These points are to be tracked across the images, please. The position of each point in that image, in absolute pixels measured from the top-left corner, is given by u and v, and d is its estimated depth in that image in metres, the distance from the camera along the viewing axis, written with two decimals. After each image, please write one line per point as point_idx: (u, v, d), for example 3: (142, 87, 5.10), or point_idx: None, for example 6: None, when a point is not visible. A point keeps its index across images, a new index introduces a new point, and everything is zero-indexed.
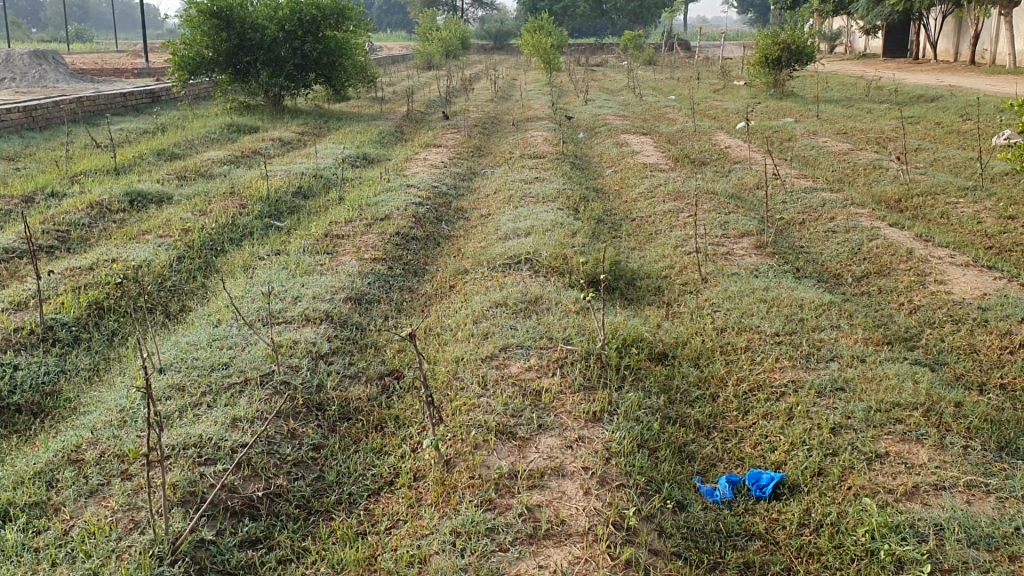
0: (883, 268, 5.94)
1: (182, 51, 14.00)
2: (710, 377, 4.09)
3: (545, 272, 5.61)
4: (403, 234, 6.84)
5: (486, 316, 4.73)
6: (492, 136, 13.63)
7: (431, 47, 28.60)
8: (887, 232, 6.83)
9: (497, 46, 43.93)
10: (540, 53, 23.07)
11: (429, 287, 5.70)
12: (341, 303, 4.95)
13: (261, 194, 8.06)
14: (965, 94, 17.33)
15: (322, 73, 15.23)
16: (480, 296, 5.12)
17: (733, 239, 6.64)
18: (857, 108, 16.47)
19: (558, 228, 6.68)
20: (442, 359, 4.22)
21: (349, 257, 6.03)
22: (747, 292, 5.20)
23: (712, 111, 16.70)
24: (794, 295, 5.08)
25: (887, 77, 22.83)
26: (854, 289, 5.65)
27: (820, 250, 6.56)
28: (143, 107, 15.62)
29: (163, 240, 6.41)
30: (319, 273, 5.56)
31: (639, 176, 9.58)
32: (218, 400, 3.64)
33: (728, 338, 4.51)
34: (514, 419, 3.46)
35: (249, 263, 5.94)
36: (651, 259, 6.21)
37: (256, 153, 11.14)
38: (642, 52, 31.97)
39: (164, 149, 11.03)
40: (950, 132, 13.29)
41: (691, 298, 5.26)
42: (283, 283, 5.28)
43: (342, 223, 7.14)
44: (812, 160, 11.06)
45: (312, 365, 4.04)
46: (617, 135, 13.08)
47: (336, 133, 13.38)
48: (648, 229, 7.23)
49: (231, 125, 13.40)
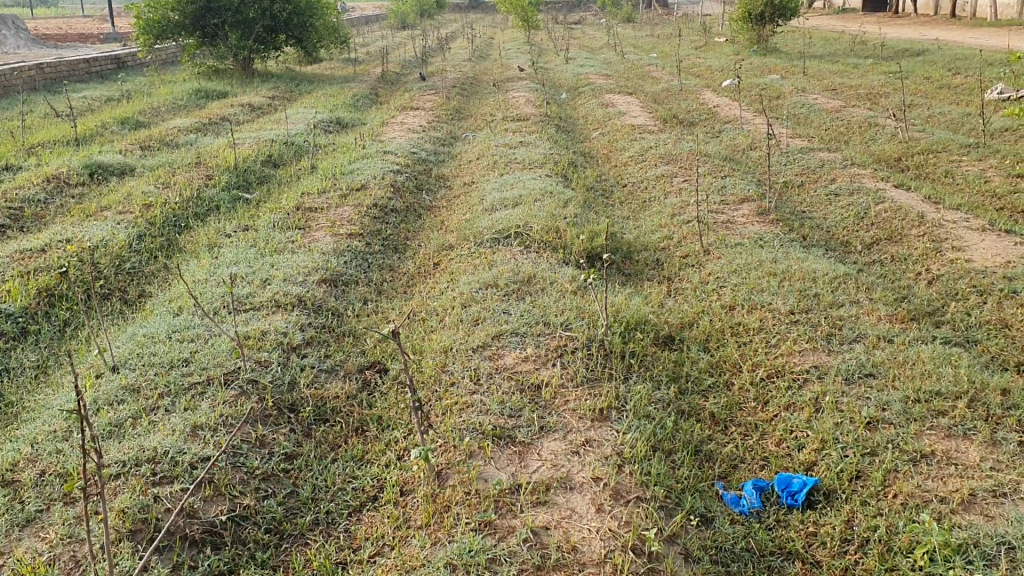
0: (894, 233, 5.57)
1: (146, 13, 13.43)
2: (723, 363, 3.73)
3: (536, 247, 5.21)
4: (381, 206, 6.41)
5: (474, 298, 4.33)
6: (471, 97, 13.13)
7: (405, 7, 27.99)
8: (893, 194, 6.47)
9: (472, 5, 43.09)
10: (517, 10, 22.43)
11: (412, 265, 5.30)
12: (314, 286, 4.53)
13: (230, 164, 7.59)
14: (954, 48, 16.91)
15: (293, 34, 14.64)
16: (468, 276, 4.72)
17: (732, 205, 6.25)
18: (843, 63, 16.07)
19: (547, 197, 6.27)
20: (428, 349, 3.84)
21: (322, 233, 5.60)
22: (753, 264, 4.82)
23: (695, 69, 16.24)
24: (806, 266, 4.71)
25: (871, 32, 22.38)
26: (865, 257, 5.29)
27: (824, 216, 6.19)
28: (107, 73, 14.99)
29: (122, 216, 5.95)
30: (289, 252, 5.12)
31: (627, 138, 9.15)
32: (176, 405, 3.24)
33: (738, 317, 4.14)
34: (512, 420, 3.08)
35: (215, 240, 5.50)
36: (646, 230, 5.82)
37: (224, 120, 10.63)
38: (621, 10, 31.34)
39: (129, 118, 10.50)
40: (942, 86, 12.92)
41: (694, 273, 4.88)
42: (251, 264, 4.85)
43: (315, 194, 6.69)
44: (803, 118, 10.65)
45: (283, 360, 3.64)
46: (601, 95, 12.64)
47: (309, 97, 12.83)
48: (641, 197, 6.82)
49: (199, 91, 12.83)
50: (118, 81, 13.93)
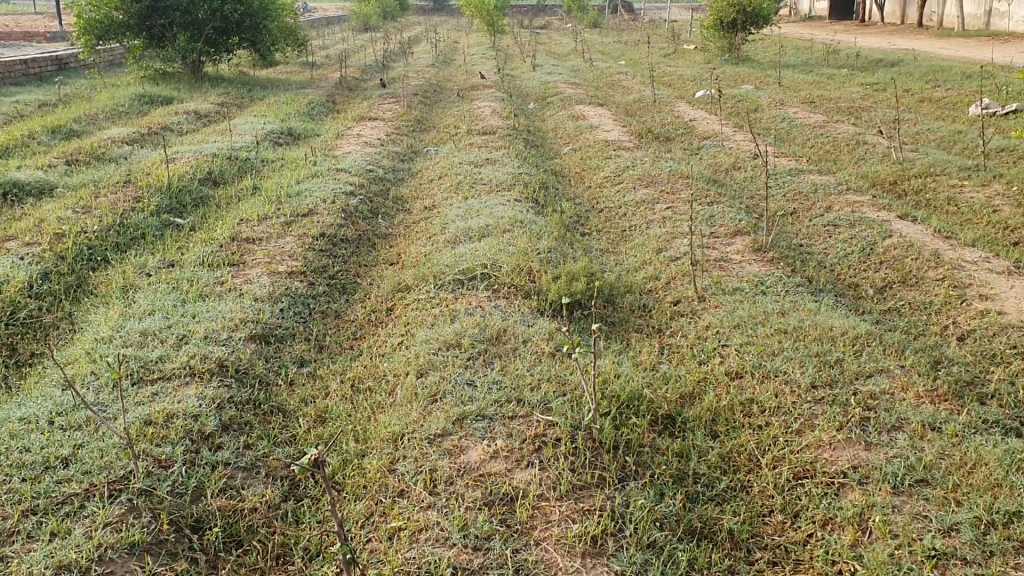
0: (908, 275, 4.94)
1: (87, 12, 12.52)
2: (735, 454, 3.07)
3: (505, 291, 4.50)
4: (329, 236, 5.68)
5: (432, 361, 3.61)
6: (434, 107, 12.43)
7: (368, 9, 27.18)
8: (899, 225, 5.84)
9: (437, 8, 42.43)
10: (482, 14, 21.75)
11: (361, 310, 4.58)
12: (241, 348, 3.79)
13: (163, 184, 6.79)
14: (929, 59, 16.49)
15: (246, 37, 13.82)
16: (426, 330, 4.01)
17: (725, 237, 5.59)
18: (818, 74, 15.57)
19: (516, 228, 5.58)
20: (375, 437, 3.12)
21: (257, 272, 4.86)
22: (758, 315, 4.16)
23: (666, 78, 15.62)
24: (822, 320, 4.05)
25: (842, 41, 21.97)
26: (880, 305, 4.65)
27: (824, 252, 5.55)
28: (46, 75, 14.06)
29: (27, 248, 5.15)
30: (215, 298, 4.37)
31: (601, 155, 8.47)
32: (41, 529, 2.50)
33: (749, 389, 3.47)
34: (478, 559, 2.40)
35: (132, 280, 4.74)
36: (629, 269, 5.15)
37: (165, 129, 9.80)
38: (586, 15, 30.82)
39: (60, 127, 9.64)
40: (924, 100, 12.43)
41: (689, 326, 4.21)
42: (167, 316, 4.10)
43: (255, 220, 5.95)
44: (785, 133, 10.06)
45: (190, 458, 2.93)
46: (571, 106, 12.00)
47: (261, 104, 12.02)
48: (620, 226, 6.14)
49: (142, 96, 11.96)
50: (57, 83, 13.01)
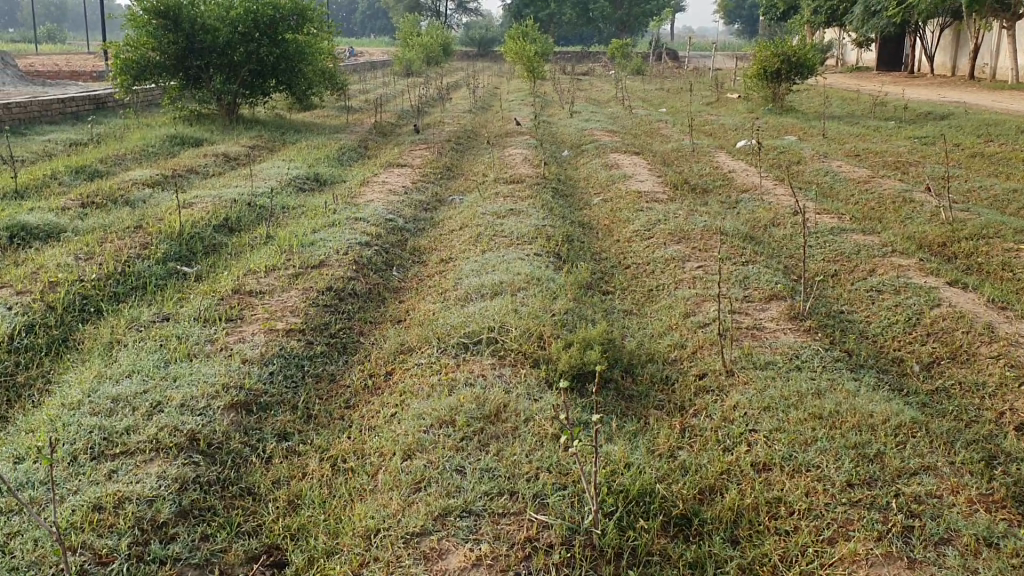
0: (958, 351, 4.51)
1: (124, 53, 12.51)
2: (756, 567, 2.67)
3: (513, 358, 4.15)
4: (337, 290, 5.38)
5: (422, 441, 3.26)
6: (466, 153, 12.22)
7: (411, 54, 27.30)
8: (949, 293, 5.40)
9: (482, 54, 42.71)
10: (522, 60, 21.66)
11: (359, 373, 4.25)
12: (219, 417, 3.47)
13: (174, 229, 6.56)
14: (979, 113, 16.03)
15: (282, 80, 13.75)
16: (422, 402, 3.66)
17: (758, 301, 5.20)
18: (863, 126, 15.17)
19: (533, 287, 5.24)
20: (348, 531, 2.77)
21: (253, 329, 4.56)
22: (790, 396, 3.76)
23: (707, 128, 15.31)
24: (861, 403, 3.64)
25: (890, 92, 21.54)
26: (927, 385, 4.22)
27: (866, 321, 5.14)
28: (84, 115, 14.10)
29: (19, 296, 4.91)
30: (202, 359, 4.08)
31: (632, 208, 8.12)
32: None
33: (776, 486, 3.07)
34: None
35: (121, 336, 4.47)
36: (651, 335, 4.78)
37: (190, 172, 9.65)
38: (629, 62, 30.70)
39: (86, 168, 9.53)
40: (974, 155, 11.97)
41: (713, 405, 3.82)
42: (147, 379, 3.80)
43: (262, 271, 5.68)
44: (827, 188, 9.66)
45: (135, 553, 2.60)
46: (606, 154, 11.71)
47: (292, 148, 11.88)
48: (645, 285, 5.78)
49: (174, 137, 11.89)
50: (92, 123, 13.01)
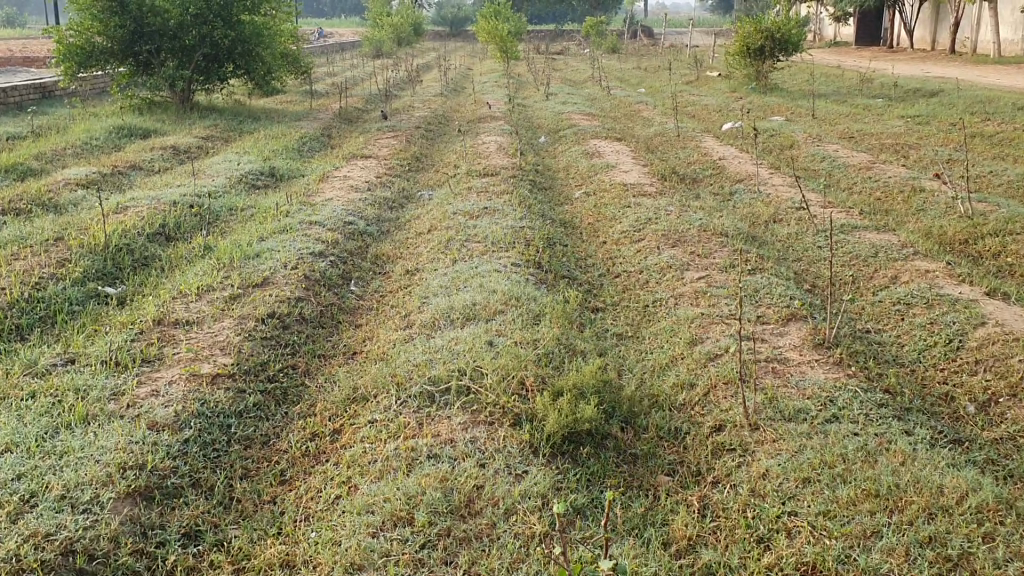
0: (1020, 385, 3.77)
1: (68, 38, 11.52)
2: None
3: (489, 414, 3.38)
4: (280, 317, 4.58)
5: (373, 549, 2.50)
6: (436, 141, 11.40)
7: (380, 33, 26.29)
8: (991, 306, 4.66)
9: (452, 33, 41.68)
10: (494, 39, 20.75)
11: (297, 433, 3.46)
12: (108, 517, 2.67)
13: (99, 241, 5.70)
14: (970, 89, 15.34)
15: (238, 64, 12.80)
16: (374, 483, 2.89)
17: (775, 323, 4.45)
18: (851, 104, 14.44)
19: (510, 311, 4.46)
20: None
21: (173, 375, 3.75)
22: (833, 463, 3.01)
23: (690, 108, 14.57)
24: (926, 473, 2.90)
25: (873, 67, 20.81)
26: (990, 434, 3.48)
27: (900, 345, 4.40)
28: (27, 104, 13.08)
29: None
30: (101, 424, 3.27)
31: (618, 203, 7.35)
32: None
33: None
34: None
35: (8, 387, 3.63)
36: (654, 370, 4.01)
37: (134, 168, 8.76)
38: (605, 39, 29.78)
39: (17, 166, 8.60)
40: (974, 134, 11.28)
41: (738, 472, 3.07)
42: (24, 456, 2.99)
43: (195, 294, 4.86)
44: (825, 176, 8.93)
45: None
46: (586, 140, 10.93)
47: (248, 139, 10.99)
48: (641, 302, 5.02)
49: (121, 128, 10.96)
50: (34, 113, 12.04)
